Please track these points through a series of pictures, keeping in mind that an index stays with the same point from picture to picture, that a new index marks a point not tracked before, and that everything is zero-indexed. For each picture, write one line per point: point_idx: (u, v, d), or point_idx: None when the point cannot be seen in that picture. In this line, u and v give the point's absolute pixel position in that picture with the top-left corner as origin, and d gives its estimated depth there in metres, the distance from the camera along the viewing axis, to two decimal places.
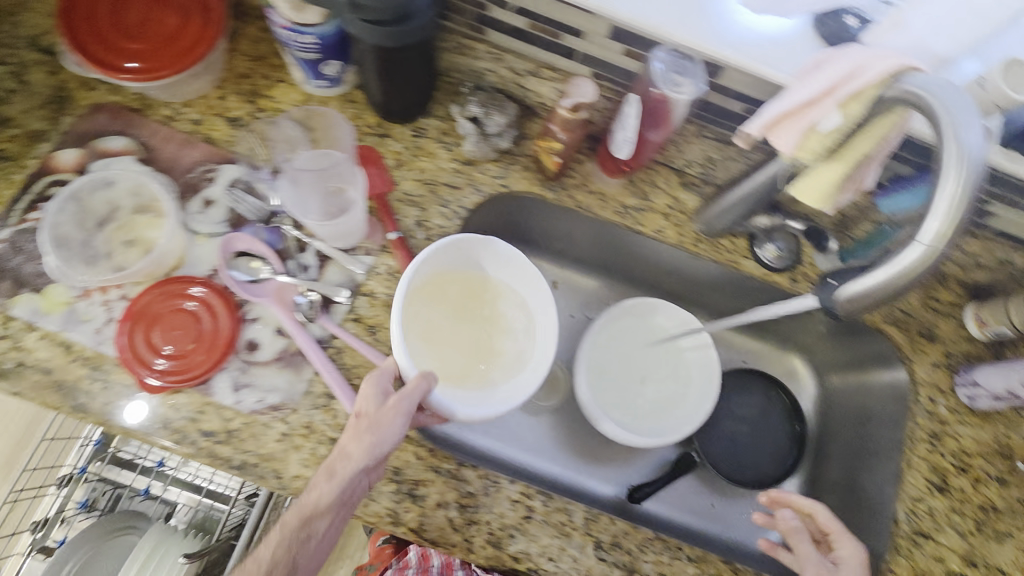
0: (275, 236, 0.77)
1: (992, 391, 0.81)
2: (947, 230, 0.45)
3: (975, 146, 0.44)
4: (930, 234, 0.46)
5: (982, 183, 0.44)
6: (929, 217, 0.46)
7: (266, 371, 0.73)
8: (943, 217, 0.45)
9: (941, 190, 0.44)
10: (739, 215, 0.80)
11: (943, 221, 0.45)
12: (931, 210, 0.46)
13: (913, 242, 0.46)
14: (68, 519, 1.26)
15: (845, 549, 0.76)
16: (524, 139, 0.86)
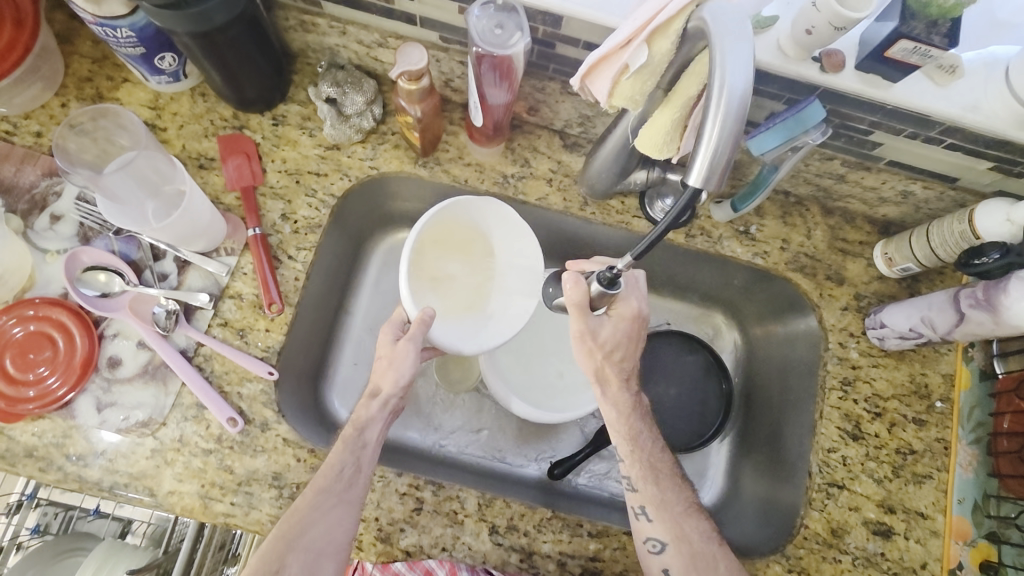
0: (130, 245, 0.74)
1: (899, 332, 0.76)
2: (710, 170, 0.43)
3: (736, 78, 0.42)
4: (698, 172, 0.43)
5: (744, 122, 0.43)
6: (697, 154, 0.43)
7: (130, 387, 0.70)
8: (708, 150, 0.42)
9: (707, 123, 0.42)
10: (615, 173, 0.76)
11: (707, 159, 0.42)
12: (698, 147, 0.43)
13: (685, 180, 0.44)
14: (20, 546, 1.11)
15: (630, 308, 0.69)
16: (390, 115, 0.83)
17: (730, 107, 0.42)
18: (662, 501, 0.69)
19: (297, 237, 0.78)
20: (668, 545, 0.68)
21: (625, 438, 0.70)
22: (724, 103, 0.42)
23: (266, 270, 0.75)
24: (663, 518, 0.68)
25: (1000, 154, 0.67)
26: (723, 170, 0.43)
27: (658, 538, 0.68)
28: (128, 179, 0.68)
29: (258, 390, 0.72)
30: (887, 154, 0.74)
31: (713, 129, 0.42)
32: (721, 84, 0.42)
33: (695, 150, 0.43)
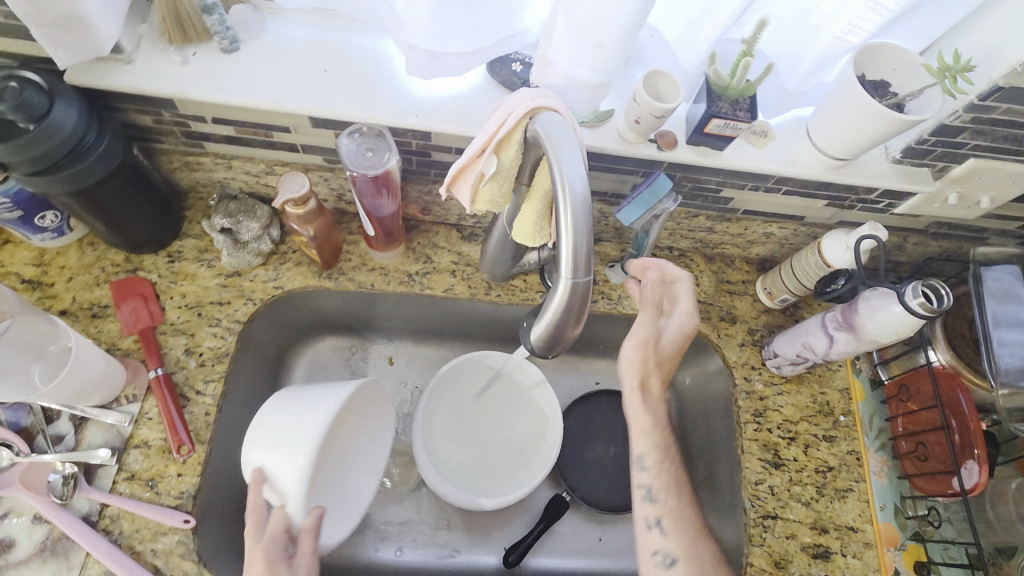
0: (20, 412, 0.71)
1: (789, 358, 0.82)
2: (574, 260, 0.46)
3: (575, 177, 0.46)
4: (568, 266, 0.46)
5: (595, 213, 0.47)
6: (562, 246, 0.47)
7: (26, 569, 0.65)
8: (569, 244, 0.46)
9: (560, 222, 0.45)
10: (510, 256, 0.81)
11: (569, 251, 0.46)
12: (560, 242, 0.47)
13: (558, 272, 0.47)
14: None
15: (680, 314, 0.73)
16: (289, 235, 0.86)
17: (577, 203, 0.45)
18: (678, 515, 0.71)
19: (203, 370, 0.77)
20: (679, 560, 0.69)
21: (655, 446, 0.73)
22: (570, 202, 0.45)
23: (174, 411, 0.73)
24: (681, 539, 0.70)
25: (829, 193, 0.77)
26: (589, 254, 0.46)
27: (669, 552, 0.69)
28: (10, 349, 0.65)
29: (175, 542, 0.68)
30: (741, 205, 0.83)
31: (567, 228, 0.46)
32: (563, 186, 0.46)
33: (559, 245, 0.47)
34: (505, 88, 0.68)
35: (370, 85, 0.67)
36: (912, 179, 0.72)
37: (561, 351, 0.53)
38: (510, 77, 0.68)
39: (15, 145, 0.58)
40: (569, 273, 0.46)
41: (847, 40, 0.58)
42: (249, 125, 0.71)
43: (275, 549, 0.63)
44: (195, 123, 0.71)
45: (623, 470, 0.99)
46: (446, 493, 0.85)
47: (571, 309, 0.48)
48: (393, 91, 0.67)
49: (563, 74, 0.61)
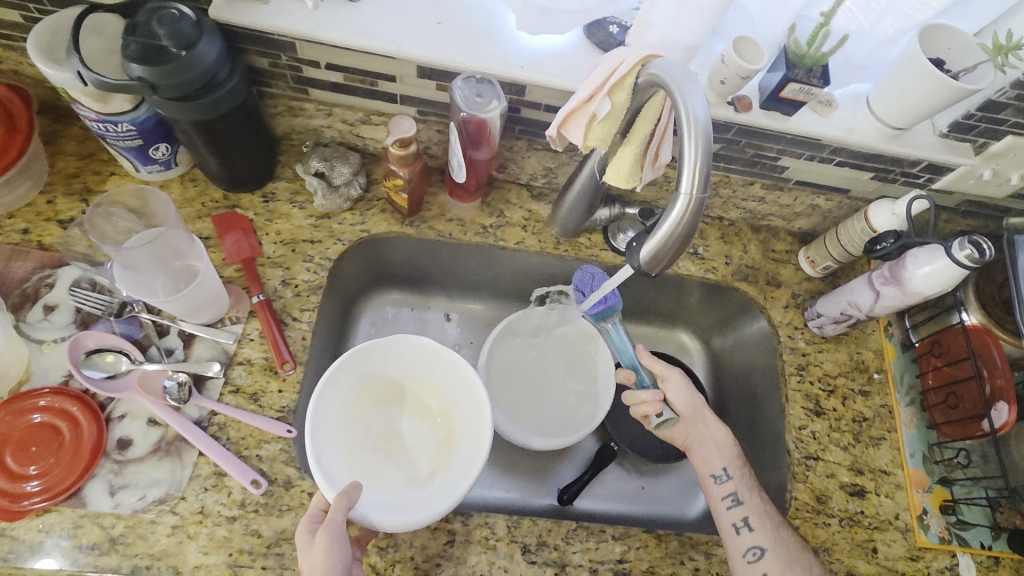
0: (132, 326, 0.75)
1: (833, 317, 0.91)
2: (697, 178, 0.53)
3: (699, 107, 0.53)
4: (688, 183, 0.53)
5: (715, 140, 0.54)
6: (684, 169, 0.54)
7: (143, 466, 0.69)
8: (692, 165, 0.53)
9: (685, 146, 0.53)
10: (583, 210, 0.88)
11: (693, 170, 0.53)
12: (682, 163, 0.54)
13: (677, 193, 0.54)
14: None
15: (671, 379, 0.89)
16: (375, 183, 0.92)
17: (701, 131, 0.52)
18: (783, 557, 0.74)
19: (299, 300, 0.82)
20: (767, 550, 0.74)
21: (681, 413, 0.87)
22: (696, 130, 0.52)
23: (277, 333, 0.78)
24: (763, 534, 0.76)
25: (876, 166, 0.85)
26: (707, 177, 0.53)
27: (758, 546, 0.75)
28: (148, 252, 0.72)
29: (278, 450, 0.73)
30: (795, 175, 0.91)
31: (692, 153, 0.53)
32: (688, 116, 0.53)
33: (681, 169, 0.54)
34: (599, 48, 0.75)
35: (481, 39, 0.74)
36: (955, 153, 0.80)
37: (664, 269, 0.60)
38: (606, 37, 0.75)
39: (167, 70, 0.62)
40: (690, 189, 0.53)
41: (914, 17, 0.68)
42: (360, 73, 0.77)
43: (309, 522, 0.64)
44: (309, 67, 0.77)
45: None
46: (506, 430, 0.91)
47: (689, 224, 0.55)
48: (502, 45, 0.74)
49: (660, 36, 0.68)
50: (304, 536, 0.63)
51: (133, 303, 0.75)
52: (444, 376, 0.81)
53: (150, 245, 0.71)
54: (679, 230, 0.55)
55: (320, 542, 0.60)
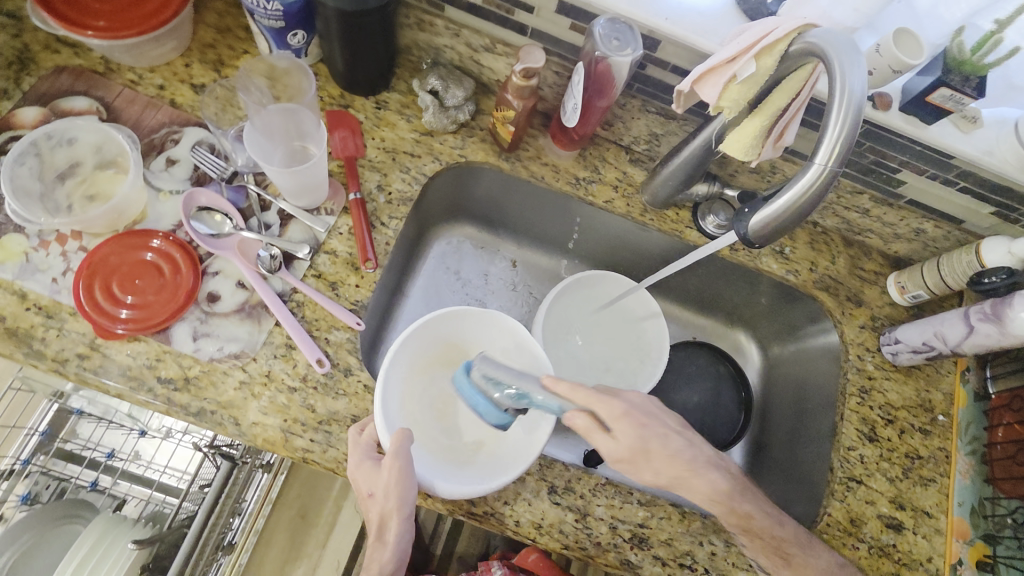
0: (239, 195, 0.80)
1: (912, 346, 0.88)
2: (836, 153, 0.52)
3: (856, 82, 0.51)
4: (824, 156, 0.52)
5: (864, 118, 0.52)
6: (821, 143, 0.53)
7: (226, 321, 0.74)
8: (832, 140, 0.52)
9: (831, 119, 0.52)
10: (679, 182, 0.87)
11: (833, 144, 0.52)
12: (823, 136, 0.53)
13: (808, 166, 0.53)
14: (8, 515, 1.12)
15: None
16: (481, 113, 0.93)
17: (852, 108, 0.51)
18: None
19: (390, 207, 0.85)
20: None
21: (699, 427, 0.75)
22: (847, 105, 0.51)
23: (365, 230, 0.81)
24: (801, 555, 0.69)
25: (1001, 200, 0.81)
26: (845, 155, 0.52)
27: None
28: (279, 120, 0.78)
29: (345, 338, 0.77)
30: (908, 193, 0.87)
31: (836, 128, 0.51)
32: (842, 89, 0.51)
33: (819, 143, 0.53)
34: (747, 16, 0.74)
35: None
36: None
37: (771, 241, 0.59)
38: (758, 6, 0.73)
39: None
40: (823, 163, 0.52)
41: None
42: None
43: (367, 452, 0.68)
44: None
45: (704, 416, 1.06)
46: None
47: (813, 198, 0.54)
48: None
49: (821, 9, 0.65)
50: (369, 464, 0.67)
51: (245, 175, 0.81)
52: (516, 359, 0.82)
53: (281, 113, 0.77)
54: (802, 204, 0.55)
55: (386, 472, 0.65)
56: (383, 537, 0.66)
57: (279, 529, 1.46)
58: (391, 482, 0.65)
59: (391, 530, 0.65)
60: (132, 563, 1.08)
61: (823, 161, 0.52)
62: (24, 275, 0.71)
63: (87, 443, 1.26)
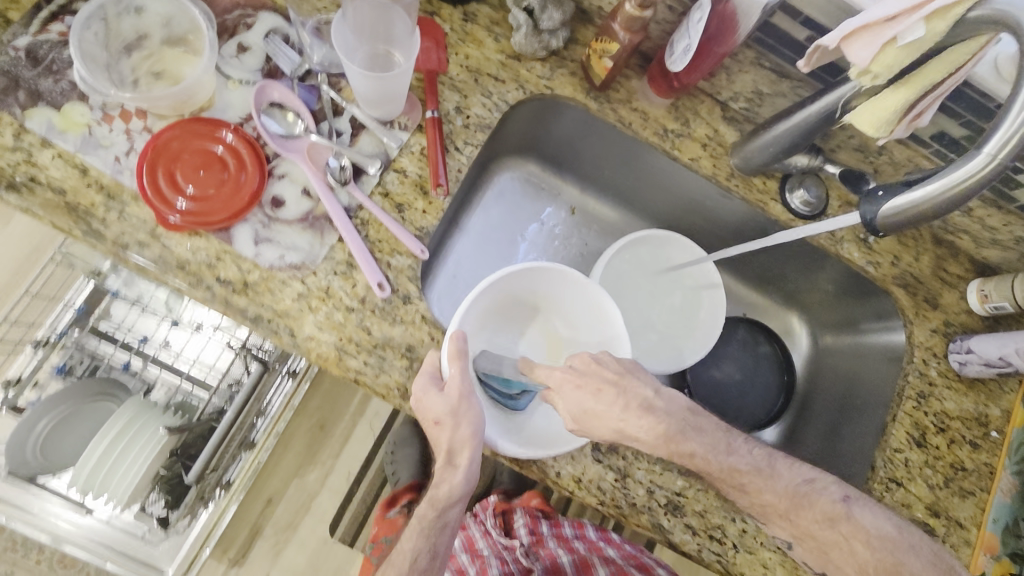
0: (311, 95, 0.74)
1: (985, 359, 0.85)
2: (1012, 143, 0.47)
3: None
4: (996, 145, 0.47)
5: None
6: (996, 129, 0.47)
7: (288, 229, 0.71)
8: (1010, 129, 0.46)
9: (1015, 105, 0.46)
10: (779, 150, 0.80)
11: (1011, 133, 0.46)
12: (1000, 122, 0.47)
13: (973, 155, 0.48)
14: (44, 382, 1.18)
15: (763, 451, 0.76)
16: (574, 43, 0.85)
17: None
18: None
19: (466, 132, 0.80)
20: None
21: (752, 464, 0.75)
22: None
23: (439, 152, 0.76)
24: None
25: None
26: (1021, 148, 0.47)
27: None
28: (367, 14, 0.70)
29: (406, 265, 0.74)
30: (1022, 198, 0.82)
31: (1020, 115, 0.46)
32: None
33: (993, 129, 0.47)
34: None
35: None
36: None
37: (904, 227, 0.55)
38: None
39: None
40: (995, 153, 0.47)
41: None
42: None
43: (428, 378, 0.68)
44: None
45: (743, 392, 1.05)
46: None
47: (971, 188, 0.49)
48: None
49: None
50: (434, 391, 0.67)
51: (318, 73, 0.75)
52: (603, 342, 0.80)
53: (369, 5, 0.69)
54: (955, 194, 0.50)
55: (455, 399, 0.66)
56: (453, 461, 0.67)
57: (298, 435, 1.51)
58: (460, 408, 0.66)
59: (464, 455, 0.67)
60: (162, 446, 1.10)
61: (992, 153, 0.47)
62: (85, 149, 0.68)
63: (118, 325, 1.24)
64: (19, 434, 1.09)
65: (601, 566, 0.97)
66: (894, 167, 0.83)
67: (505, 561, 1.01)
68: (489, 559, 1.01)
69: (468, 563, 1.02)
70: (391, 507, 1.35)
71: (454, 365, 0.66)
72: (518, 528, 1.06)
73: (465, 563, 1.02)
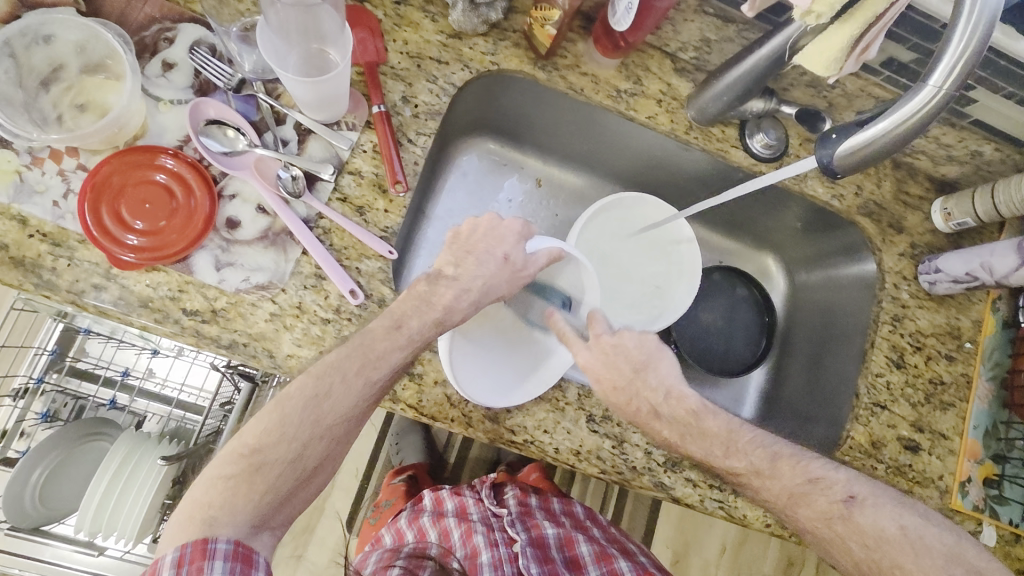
0: (249, 106, 0.72)
1: (953, 276, 0.87)
2: (955, 73, 0.48)
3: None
4: (940, 76, 0.49)
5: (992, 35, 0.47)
6: (940, 59, 0.49)
7: (249, 250, 0.69)
8: (952, 59, 0.48)
9: (954, 37, 0.47)
10: (734, 98, 0.79)
11: (954, 63, 0.48)
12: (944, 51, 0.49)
13: (922, 87, 0.50)
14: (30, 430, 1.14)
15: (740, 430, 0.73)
16: (514, 13, 0.82)
17: (982, 24, 0.47)
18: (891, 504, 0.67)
19: (417, 121, 0.77)
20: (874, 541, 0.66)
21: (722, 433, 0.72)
22: (976, 20, 0.46)
23: (392, 148, 0.74)
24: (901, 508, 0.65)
25: None
26: (966, 74, 0.48)
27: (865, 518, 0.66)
28: (293, 17, 0.67)
29: (376, 268, 0.72)
30: (975, 113, 0.84)
31: (961, 43, 0.47)
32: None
33: (937, 59, 0.49)
34: None
35: None
36: None
37: (855, 167, 0.57)
38: None
39: None
40: (939, 83, 0.48)
41: None
42: None
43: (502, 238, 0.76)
44: None
45: (727, 337, 1.06)
46: None
47: (923, 119, 0.51)
48: None
49: None
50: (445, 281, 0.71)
51: (253, 82, 0.71)
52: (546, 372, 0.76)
53: (296, 10, 0.65)
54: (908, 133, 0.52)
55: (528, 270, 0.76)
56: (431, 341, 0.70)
57: None
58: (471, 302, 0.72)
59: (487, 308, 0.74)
60: (162, 477, 1.09)
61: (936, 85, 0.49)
62: (20, 198, 0.64)
63: (100, 361, 1.22)
64: (14, 487, 1.05)
65: (584, 541, 0.98)
66: (847, 99, 0.84)
67: (492, 528, 0.98)
68: (475, 524, 0.98)
69: (454, 525, 0.99)
70: (397, 475, 1.35)
71: (546, 253, 0.77)
72: (507, 500, 1.06)
73: (450, 526, 0.99)
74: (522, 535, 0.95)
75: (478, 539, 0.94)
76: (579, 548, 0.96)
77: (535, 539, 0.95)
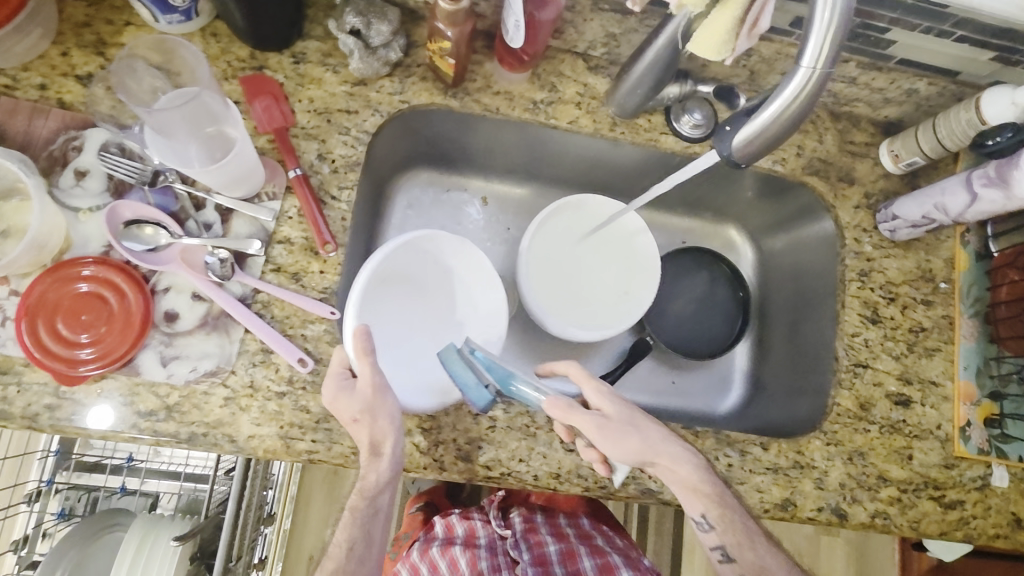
0: (166, 198, 0.72)
1: (911, 221, 0.85)
2: (824, 51, 0.52)
3: None
4: (811, 56, 0.53)
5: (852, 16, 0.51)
6: (810, 40, 0.52)
7: (192, 339, 0.69)
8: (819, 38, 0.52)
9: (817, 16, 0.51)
10: (647, 89, 0.78)
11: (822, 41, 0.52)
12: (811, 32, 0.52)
13: (798, 68, 0.53)
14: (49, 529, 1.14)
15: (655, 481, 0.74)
16: (414, 47, 0.82)
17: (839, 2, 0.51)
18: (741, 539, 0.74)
19: (337, 176, 0.77)
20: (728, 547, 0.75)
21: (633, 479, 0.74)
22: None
23: (315, 211, 0.74)
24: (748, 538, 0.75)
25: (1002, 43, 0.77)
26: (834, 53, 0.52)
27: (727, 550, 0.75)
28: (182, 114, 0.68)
29: (322, 331, 0.73)
30: (900, 52, 0.81)
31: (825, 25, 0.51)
32: None
33: (807, 39, 0.53)
34: None
35: None
36: None
37: (753, 154, 0.60)
38: None
39: None
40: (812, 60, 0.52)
41: None
42: None
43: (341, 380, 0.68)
44: None
45: (702, 320, 1.04)
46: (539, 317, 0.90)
47: (807, 96, 0.54)
48: None
49: None
50: (347, 391, 0.67)
51: (166, 173, 0.72)
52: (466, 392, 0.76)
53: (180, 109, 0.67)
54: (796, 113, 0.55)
55: (369, 394, 0.67)
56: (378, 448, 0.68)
57: (316, 487, 1.51)
58: (375, 405, 0.67)
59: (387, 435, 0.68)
60: (179, 556, 1.10)
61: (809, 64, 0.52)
62: None
63: (104, 451, 1.22)
64: None
65: (586, 554, 1.01)
66: (767, 64, 0.82)
67: (495, 553, 1.02)
68: (479, 550, 1.02)
69: (460, 552, 1.01)
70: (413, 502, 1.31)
71: (364, 362, 0.67)
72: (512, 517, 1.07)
73: (457, 554, 1.01)
74: (525, 557, 0.99)
75: (483, 566, 0.99)
76: (581, 562, 1.00)
77: (538, 558, 0.99)
